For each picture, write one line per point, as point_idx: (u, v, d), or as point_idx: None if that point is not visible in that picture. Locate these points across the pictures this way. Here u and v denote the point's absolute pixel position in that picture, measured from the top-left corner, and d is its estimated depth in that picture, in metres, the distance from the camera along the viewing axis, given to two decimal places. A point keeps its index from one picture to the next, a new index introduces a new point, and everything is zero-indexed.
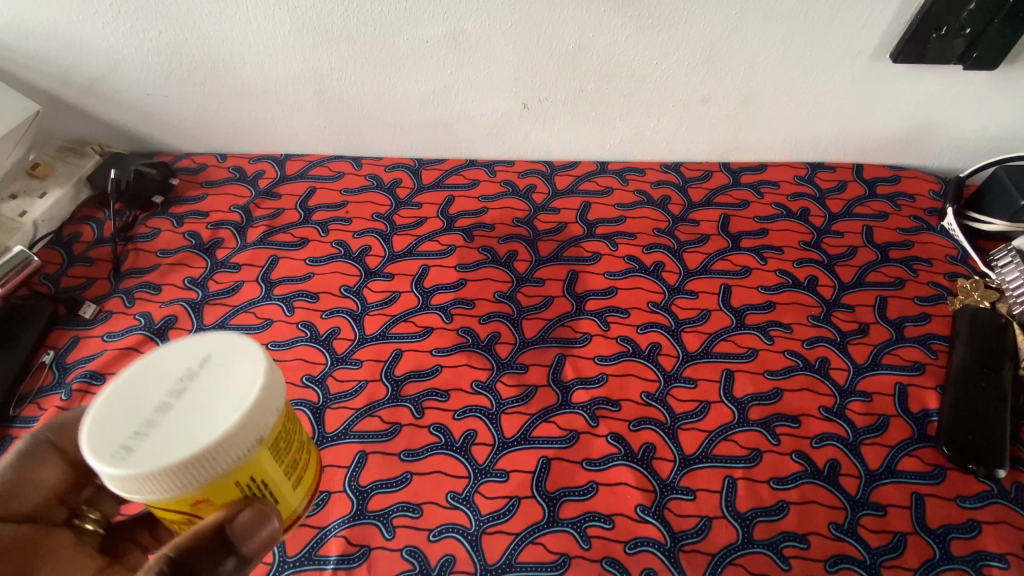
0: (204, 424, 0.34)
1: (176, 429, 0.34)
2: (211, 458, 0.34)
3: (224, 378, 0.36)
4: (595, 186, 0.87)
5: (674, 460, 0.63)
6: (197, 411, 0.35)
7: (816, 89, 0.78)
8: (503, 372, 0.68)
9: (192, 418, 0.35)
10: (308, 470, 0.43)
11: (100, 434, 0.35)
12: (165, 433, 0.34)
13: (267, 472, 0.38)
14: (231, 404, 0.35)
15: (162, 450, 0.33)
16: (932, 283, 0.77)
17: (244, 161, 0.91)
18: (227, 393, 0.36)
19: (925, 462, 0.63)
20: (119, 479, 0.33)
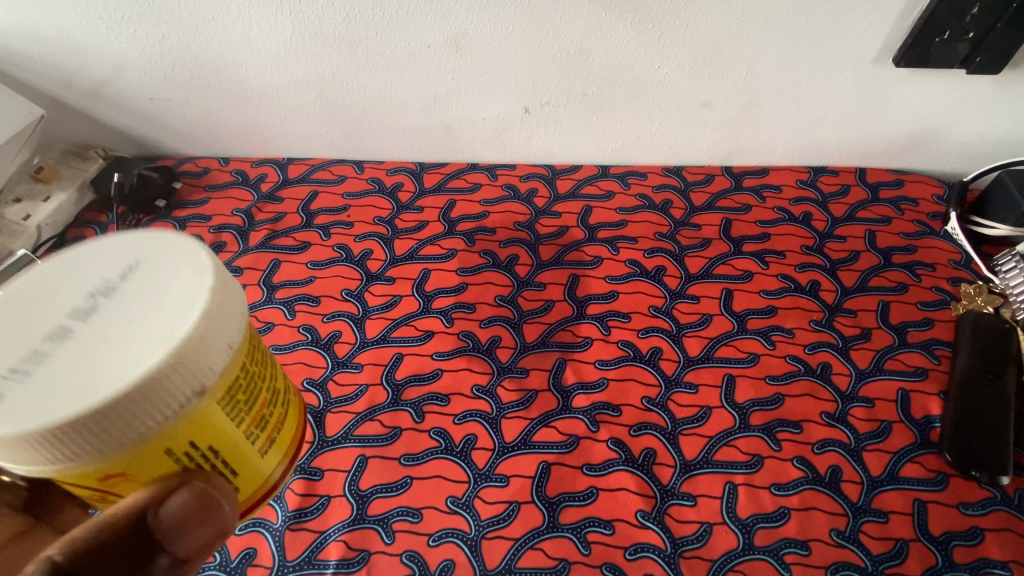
0: (112, 367, 0.29)
1: (76, 368, 0.29)
2: (118, 415, 0.29)
3: (147, 307, 0.32)
4: (597, 190, 0.86)
5: (674, 466, 0.62)
6: (107, 349, 0.30)
7: (818, 93, 0.78)
8: (503, 377, 0.68)
9: (101, 355, 0.30)
10: (280, 431, 0.39)
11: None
12: (61, 370, 0.29)
13: (214, 442, 0.34)
14: (150, 345, 0.30)
15: (55, 395, 0.29)
16: (935, 288, 0.76)
17: (247, 164, 0.91)
18: (147, 329, 0.31)
19: (928, 468, 0.63)
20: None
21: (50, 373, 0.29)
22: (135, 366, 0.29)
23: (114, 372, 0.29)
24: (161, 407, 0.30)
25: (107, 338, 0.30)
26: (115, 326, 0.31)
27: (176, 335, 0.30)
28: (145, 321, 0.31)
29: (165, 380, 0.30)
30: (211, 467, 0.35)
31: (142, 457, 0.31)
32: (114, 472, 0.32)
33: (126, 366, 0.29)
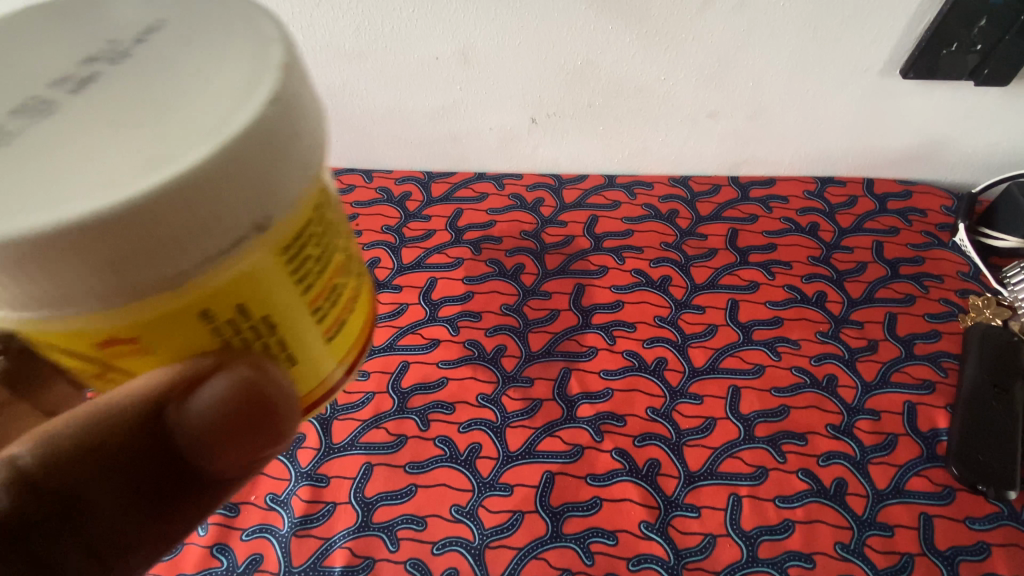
0: (122, 160, 0.18)
1: (54, 152, 0.18)
2: (132, 246, 0.18)
3: (181, 81, 0.20)
4: (603, 200, 0.87)
5: (678, 477, 0.63)
6: (106, 125, 0.18)
7: (825, 105, 0.78)
8: (508, 386, 0.69)
9: (94, 138, 0.18)
10: (354, 313, 0.27)
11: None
12: (24, 147, 0.18)
13: (268, 310, 0.22)
14: (187, 130, 0.18)
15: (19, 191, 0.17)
16: (943, 300, 0.76)
17: None
18: (176, 109, 0.19)
19: (934, 482, 0.62)
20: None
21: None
22: (156, 163, 0.18)
23: (118, 165, 0.18)
24: (201, 242, 0.19)
25: (104, 114, 0.19)
26: (127, 98, 0.19)
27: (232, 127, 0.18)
28: (168, 97, 0.19)
29: (205, 196, 0.18)
30: (260, 345, 0.23)
31: (160, 319, 0.20)
32: (116, 338, 0.20)
33: (144, 161, 0.18)
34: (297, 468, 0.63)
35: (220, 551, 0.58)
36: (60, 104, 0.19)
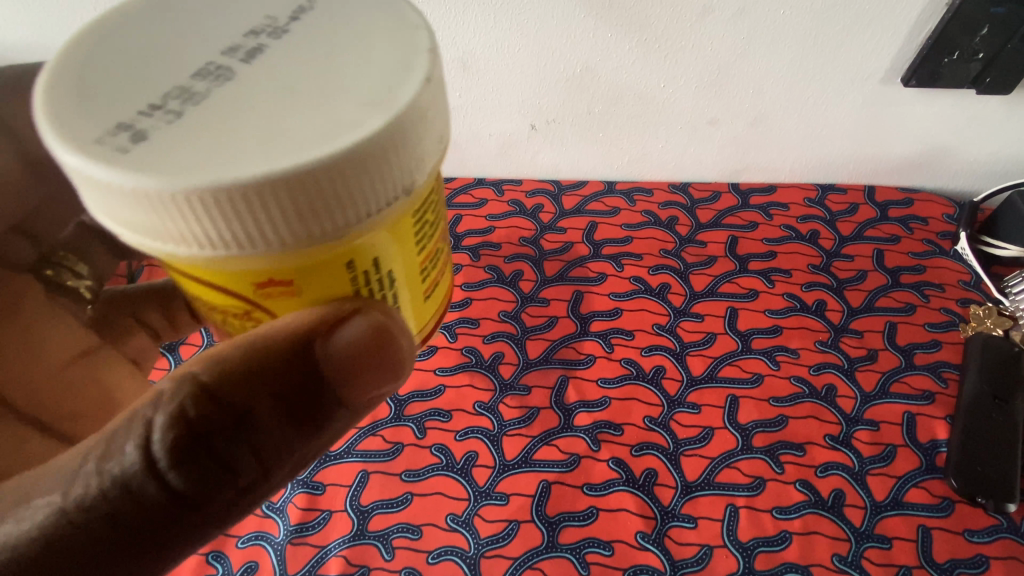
0: (309, 127, 0.22)
1: (249, 119, 0.22)
2: (317, 200, 0.22)
3: (330, 61, 0.24)
4: (603, 207, 0.87)
5: (675, 487, 0.62)
6: (289, 100, 0.23)
7: (826, 112, 0.77)
8: (506, 394, 0.69)
9: (279, 107, 0.23)
10: (440, 272, 0.33)
11: (94, 118, 0.23)
12: (223, 113, 0.22)
13: (394, 262, 0.28)
14: (361, 107, 0.23)
15: (227, 149, 0.21)
16: (944, 310, 0.76)
17: None
18: (344, 87, 0.23)
19: (933, 494, 0.62)
20: (155, 213, 0.22)
21: (204, 119, 0.22)
22: (338, 129, 0.22)
23: (307, 131, 0.22)
24: (368, 199, 0.23)
25: (281, 90, 0.23)
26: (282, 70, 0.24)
27: (398, 106, 0.23)
28: (323, 75, 0.24)
29: (378, 159, 0.23)
30: (383, 291, 0.28)
31: (315, 264, 0.25)
32: (277, 279, 0.25)
33: (325, 128, 0.22)
34: None
35: (216, 558, 0.58)
36: (237, 71, 0.24)
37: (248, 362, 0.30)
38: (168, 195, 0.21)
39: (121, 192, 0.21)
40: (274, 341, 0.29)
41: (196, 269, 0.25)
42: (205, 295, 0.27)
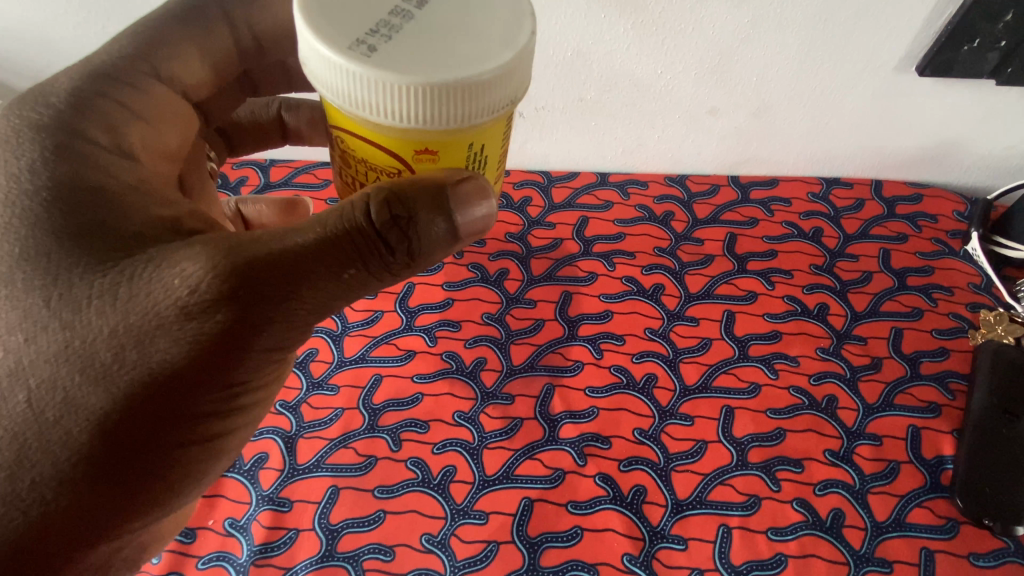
0: (463, 56, 0.24)
1: (436, 33, 0.24)
2: (477, 93, 0.24)
3: (469, 6, 0.25)
4: (594, 200, 0.82)
5: (665, 506, 0.59)
6: (445, 36, 0.24)
7: (834, 104, 0.72)
8: (487, 403, 0.64)
9: (438, 40, 0.24)
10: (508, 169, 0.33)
11: (325, 16, 0.24)
12: (405, 39, 0.24)
13: (494, 152, 0.29)
14: (494, 45, 0.24)
15: (413, 55, 0.23)
16: (953, 315, 0.72)
17: (227, 165, 0.83)
18: (493, 18, 0.25)
19: (937, 514, 0.59)
20: (354, 83, 0.23)
21: (396, 45, 0.24)
22: (484, 56, 0.24)
23: (465, 53, 0.24)
24: (499, 106, 0.25)
25: (442, 26, 0.24)
26: (441, 13, 0.25)
27: (530, 34, 0.25)
28: (467, 19, 0.25)
29: (511, 81, 0.25)
30: (489, 172, 0.30)
31: (456, 140, 0.26)
32: (431, 148, 0.26)
33: (476, 56, 0.24)
34: (257, 490, 0.59)
35: None
36: (413, 15, 0.24)
37: (409, 189, 0.27)
38: (370, 74, 0.23)
39: (335, 66, 0.23)
40: (418, 188, 0.27)
41: (361, 129, 0.26)
42: (358, 156, 0.28)
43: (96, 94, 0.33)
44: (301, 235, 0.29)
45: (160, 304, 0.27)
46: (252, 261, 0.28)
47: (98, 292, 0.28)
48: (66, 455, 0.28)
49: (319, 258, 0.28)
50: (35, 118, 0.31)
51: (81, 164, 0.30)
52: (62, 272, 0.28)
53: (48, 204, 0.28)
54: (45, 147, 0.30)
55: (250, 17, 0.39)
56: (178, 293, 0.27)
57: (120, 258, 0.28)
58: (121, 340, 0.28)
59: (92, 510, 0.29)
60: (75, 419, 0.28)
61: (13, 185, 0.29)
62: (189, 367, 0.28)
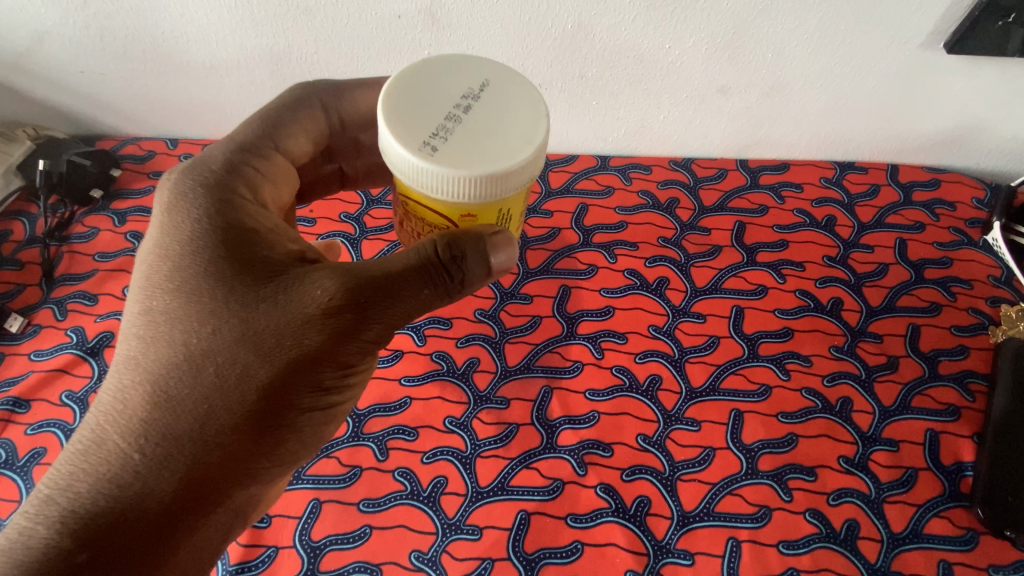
0: (496, 152, 0.30)
1: (475, 135, 0.30)
2: (506, 179, 0.30)
3: (500, 111, 0.31)
4: (594, 185, 0.76)
5: (671, 518, 0.55)
6: (482, 136, 0.30)
7: (852, 83, 0.66)
8: (480, 408, 0.60)
9: (478, 139, 0.30)
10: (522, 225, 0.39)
11: (396, 120, 0.30)
12: (452, 140, 0.30)
13: (517, 211, 0.35)
14: (518, 141, 0.30)
15: (460, 153, 0.29)
16: (972, 310, 0.68)
17: (198, 147, 0.77)
18: (517, 118, 0.31)
19: (956, 524, 0.56)
20: (414, 172, 0.30)
21: (448, 146, 0.30)
22: (513, 151, 0.30)
23: (497, 148, 0.30)
24: (521, 182, 0.31)
25: (481, 128, 0.30)
26: (481, 118, 0.31)
27: (547, 131, 0.31)
28: (499, 121, 0.31)
29: (530, 167, 0.31)
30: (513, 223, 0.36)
31: (491, 207, 0.33)
32: (473, 213, 0.33)
33: (506, 151, 0.30)
34: None
35: None
36: (460, 121, 0.30)
37: (459, 236, 0.34)
38: (428, 168, 0.29)
39: (402, 158, 0.30)
40: (466, 236, 0.34)
41: (420, 198, 0.32)
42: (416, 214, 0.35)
43: (244, 162, 0.40)
44: (388, 265, 0.36)
45: (307, 305, 0.34)
46: (366, 279, 0.35)
47: (263, 298, 0.34)
48: (237, 413, 0.34)
49: (408, 281, 0.35)
50: (203, 178, 0.38)
51: (238, 211, 0.37)
52: (234, 281, 0.35)
53: (221, 234, 0.36)
54: (214, 197, 0.37)
55: (340, 102, 0.46)
56: (320, 298, 0.34)
57: (276, 273, 0.35)
58: (282, 330, 0.34)
59: (251, 459, 0.35)
60: (244, 389, 0.34)
61: (196, 224, 0.36)
62: (325, 350, 0.35)
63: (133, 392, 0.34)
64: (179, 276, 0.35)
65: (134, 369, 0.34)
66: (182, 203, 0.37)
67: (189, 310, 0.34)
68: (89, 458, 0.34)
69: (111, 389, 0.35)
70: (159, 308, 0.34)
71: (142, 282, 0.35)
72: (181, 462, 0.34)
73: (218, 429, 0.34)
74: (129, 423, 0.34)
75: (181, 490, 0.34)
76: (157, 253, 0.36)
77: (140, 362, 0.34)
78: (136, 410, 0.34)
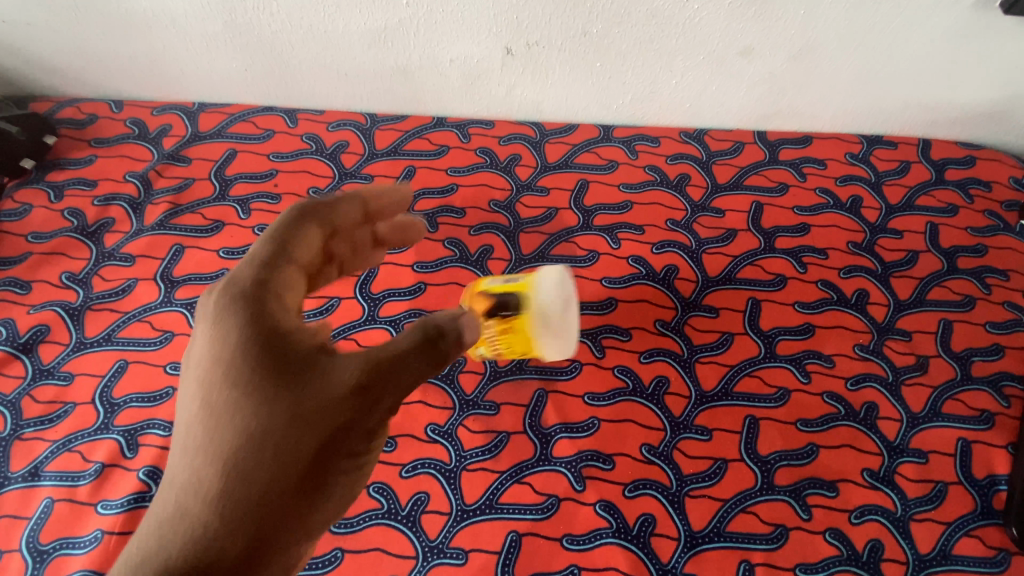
0: None
1: None
2: None
3: None
4: (596, 159, 0.68)
5: (678, 539, 0.50)
6: None
7: (892, 46, 0.58)
8: (467, 414, 0.54)
9: None
10: None
11: None
12: None
13: None
14: None
15: None
16: (1009, 304, 0.61)
17: (145, 111, 0.68)
18: None
19: (988, 545, 0.51)
20: None
21: None
22: None
23: None
24: None
25: None
26: None
27: None
28: None
29: None
30: None
31: None
32: None
33: None
34: None
35: None
36: None
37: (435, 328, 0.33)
38: None
39: None
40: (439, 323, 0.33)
41: None
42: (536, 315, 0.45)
43: (269, 260, 0.33)
44: (383, 346, 0.32)
45: (339, 383, 0.31)
46: (383, 359, 0.31)
47: (306, 379, 0.30)
48: (299, 481, 0.29)
49: (416, 354, 0.32)
50: (227, 289, 0.32)
51: (267, 310, 0.31)
52: (279, 358, 0.30)
53: (253, 331, 0.30)
54: (241, 303, 0.31)
55: (335, 212, 0.37)
56: (349, 378, 0.31)
57: (311, 356, 0.31)
58: (328, 403, 0.30)
59: (309, 536, 0.30)
60: (302, 459, 0.29)
61: (232, 318, 0.31)
62: (370, 421, 0.31)
63: (200, 472, 0.29)
64: (232, 353, 0.30)
65: (191, 455, 0.29)
66: (214, 311, 0.31)
67: (242, 388, 0.29)
68: (150, 548, 0.28)
69: (180, 468, 0.29)
70: (212, 395, 0.30)
71: (193, 379, 0.30)
72: (245, 546, 0.28)
73: (282, 489, 0.29)
74: (184, 515, 0.28)
75: (249, 565, 0.28)
76: (206, 339, 0.31)
77: (196, 444, 0.29)
78: (203, 483, 0.28)
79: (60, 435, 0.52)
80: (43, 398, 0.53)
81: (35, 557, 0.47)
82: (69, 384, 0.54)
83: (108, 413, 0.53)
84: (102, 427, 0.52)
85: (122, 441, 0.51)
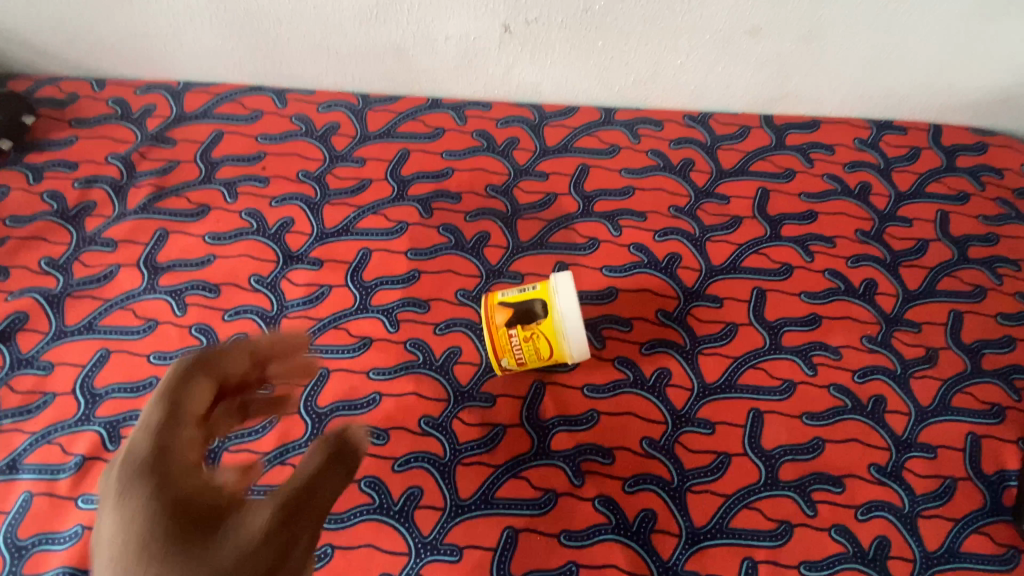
0: None
1: None
2: None
3: None
4: (596, 143, 0.66)
5: (679, 535, 0.48)
6: None
7: (905, 25, 0.56)
8: (462, 407, 0.52)
9: None
10: None
11: None
12: None
13: None
14: None
15: None
16: (1021, 295, 0.59)
17: (128, 90, 0.65)
18: None
19: (997, 542, 0.49)
20: None
21: None
22: None
23: None
24: None
25: None
26: None
27: None
28: None
29: None
30: None
31: None
32: None
33: None
34: None
35: None
36: None
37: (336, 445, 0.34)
38: None
39: None
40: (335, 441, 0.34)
41: None
42: (562, 321, 0.49)
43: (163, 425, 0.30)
44: (292, 475, 0.32)
45: (253, 532, 0.28)
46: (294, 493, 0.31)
47: (223, 535, 0.27)
48: None
49: (327, 469, 0.33)
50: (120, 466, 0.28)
51: (171, 474, 0.28)
52: (190, 522, 0.27)
53: (161, 501, 0.27)
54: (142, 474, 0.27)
55: (224, 360, 0.34)
56: (262, 522, 0.29)
57: (220, 509, 0.28)
58: (248, 555, 0.27)
59: None
60: None
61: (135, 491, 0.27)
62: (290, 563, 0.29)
63: None
64: (142, 532, 0.26)
65: None
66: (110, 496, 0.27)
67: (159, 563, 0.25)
68: None
69: None
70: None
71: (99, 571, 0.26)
72: None
73: None
74: None
75: None
76: (110, 525, 0.27)
77: None
78: None
79: (39, 426, 0.50)
80: (22, 388, 0.51)
81: (13, 553, 0.46)
82: (48, 374, 0.52)
83: (90, 404, 0.51)
84: (83, 419, 0.50)
85: (104, 433, 0.50)
